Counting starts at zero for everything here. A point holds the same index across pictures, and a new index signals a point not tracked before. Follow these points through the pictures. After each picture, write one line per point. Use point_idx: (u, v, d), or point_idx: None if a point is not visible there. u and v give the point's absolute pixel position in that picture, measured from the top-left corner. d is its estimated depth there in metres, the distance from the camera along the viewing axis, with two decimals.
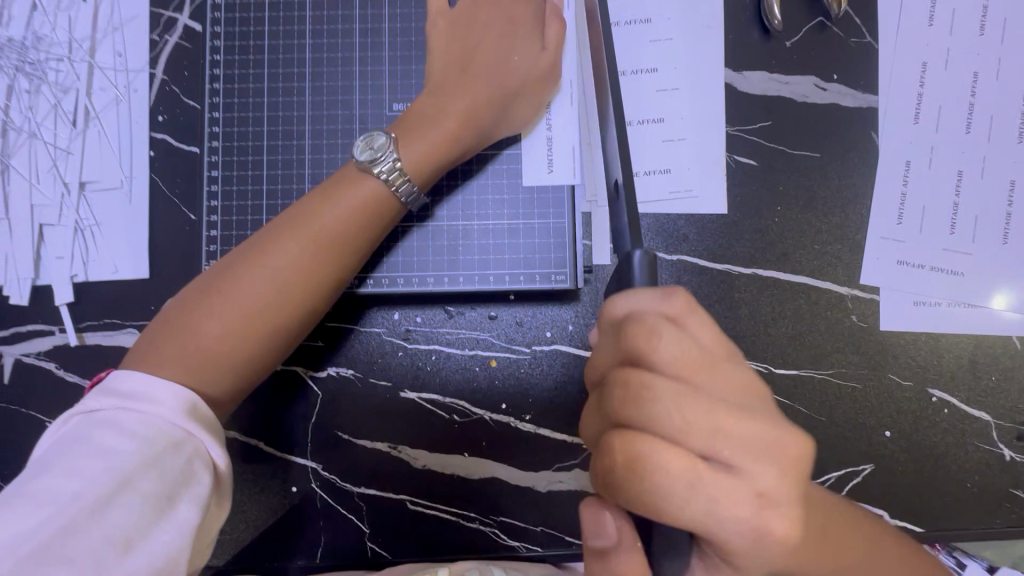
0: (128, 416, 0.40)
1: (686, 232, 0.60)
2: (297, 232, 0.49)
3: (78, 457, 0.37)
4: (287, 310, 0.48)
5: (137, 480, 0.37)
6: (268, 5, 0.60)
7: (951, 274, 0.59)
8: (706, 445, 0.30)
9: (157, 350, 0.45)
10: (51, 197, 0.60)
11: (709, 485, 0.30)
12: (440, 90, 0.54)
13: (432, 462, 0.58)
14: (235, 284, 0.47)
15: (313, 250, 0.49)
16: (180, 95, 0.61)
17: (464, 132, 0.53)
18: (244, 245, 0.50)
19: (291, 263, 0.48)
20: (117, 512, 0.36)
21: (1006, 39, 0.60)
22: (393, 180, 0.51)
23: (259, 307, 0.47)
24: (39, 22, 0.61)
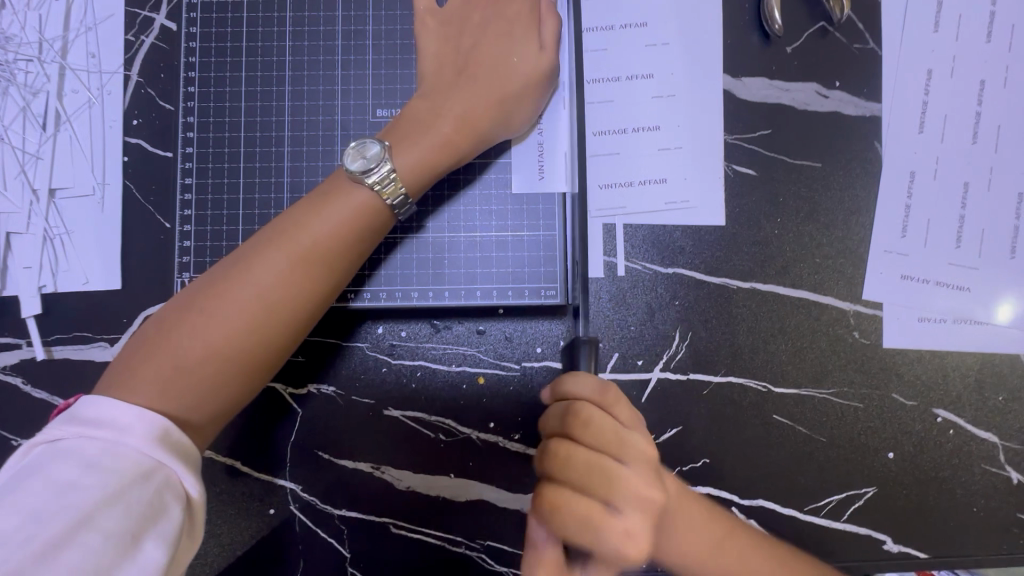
0: (93, 446, 0.38)
1: (682, 244, 0.57)
2: (282, 245, 0.46)
3: (37, 492, 0.35)
4: (270, 327, 0.45)
5: (101, 516, 0.35)
6: (247, 5, 0.57)
7: (956, 290, 0.57)
8: (610, 499, 0.40)
9: (131, 374, 0.43)
10: (18, 204, 0.57)
11: (604, 527, 0.39)
12: (432, 95, 0.52)
13: (417, 483, 0.56)
14: (215, 302, 0.45)
15: (299, 263, 0.46)
16: (155, 98, 0.58)
17: (460, 138, 0.51)
18: (226, 258, 0.48)
19: (275, 278, 0.45)
20: (76, 552, 0.33)
21: (1013, 47, 0.58)
22: (386, 190, 0.48)
23: (241, 325, 0.44)
24: (8, 21, 0.58)
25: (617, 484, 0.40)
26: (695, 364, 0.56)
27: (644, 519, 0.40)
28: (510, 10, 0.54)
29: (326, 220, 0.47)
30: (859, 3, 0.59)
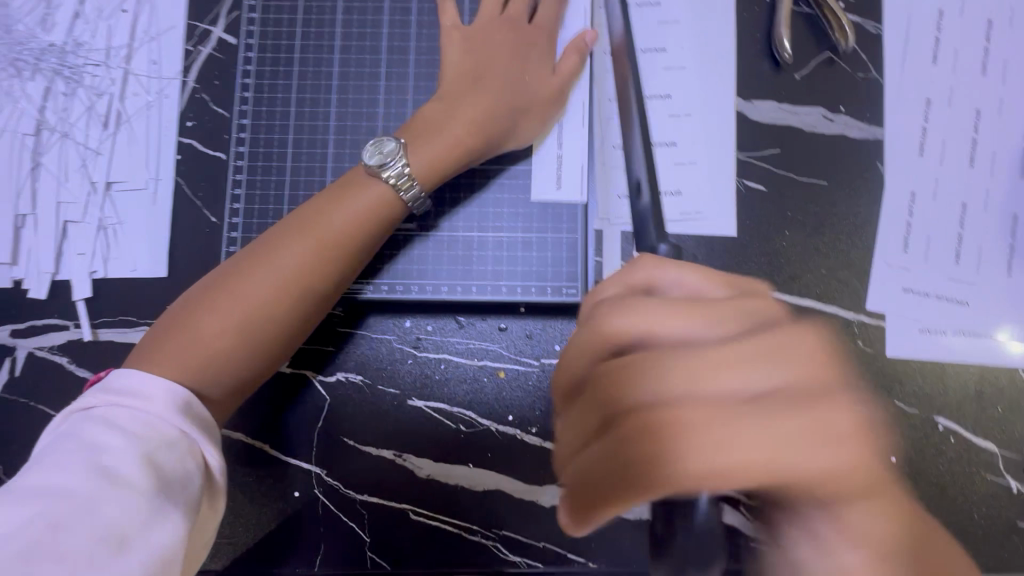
0: (122, 412, 0.40)
1: (695, 252, 0.61)
2: (303, 234, 0.50)
3: (72, 451, 0.38)
4: (288, 308, 0.49)
5: (129, 477, 0.37)
6: (300, 22, 0.63)
7: (955, 304, 0.60)
8: (709, 390, 0.28)
9: (160, 350, 0.46)
10: (77, 195, 0.61)
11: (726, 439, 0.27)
12: (444, 101, 0.57)
13: (437, 472, 0.58)
14: (241, 284, 0.48)
15: (320, 250, 0.50)
16: (209, 103, 0.63)
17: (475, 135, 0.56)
18: (248, 247, 0.52)
19: (298, 263, 0.49)
20: (108, 509, 0.36)
21: (1006, 79, 0.63)
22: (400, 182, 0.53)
23: (264, 305, 0.48)
24: (80, 29, 0.63)
25: (771, 359, 0.29)
26: None
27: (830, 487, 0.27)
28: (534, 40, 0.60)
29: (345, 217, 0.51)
30: (863, 36, 0.64)
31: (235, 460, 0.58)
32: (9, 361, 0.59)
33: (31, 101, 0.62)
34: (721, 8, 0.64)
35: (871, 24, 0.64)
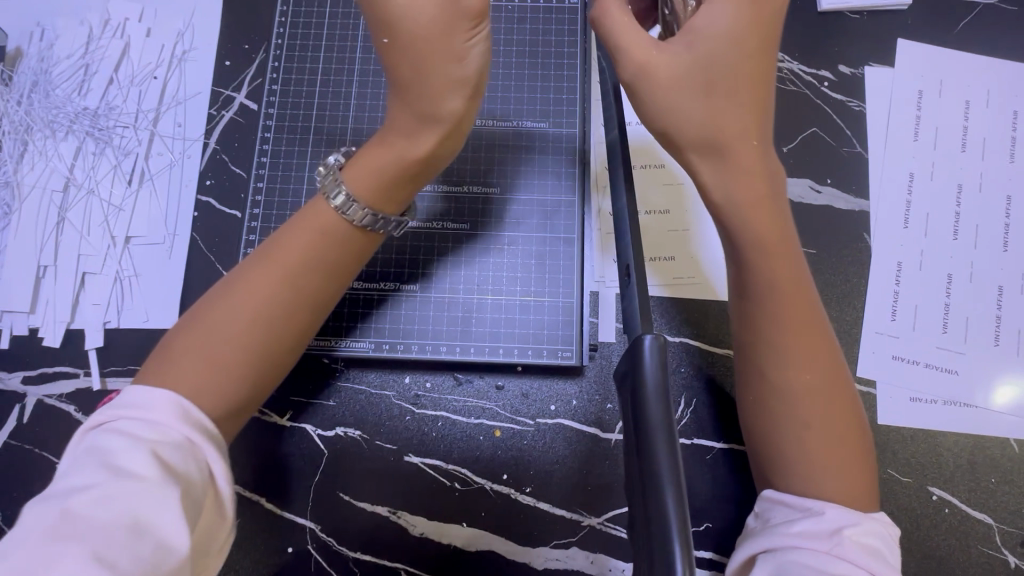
0: (123, 421, 0.39)
1: (688, 316, 0.63)
2: (267, 267, 0.46)
3: (88, 455, 0.37)
4: (262, 355, 0.44)
5: (141, 468, 0.36)
6: (318, 91, 0.67)
7: (945, 372, 0.61)
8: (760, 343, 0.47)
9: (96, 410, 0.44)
10: (97, 249, 0.64)
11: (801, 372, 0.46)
12: (413, 27, 0.43)
13: (430, 530, 0.59)
14: (190, 324, 0.44)
15: (276, 279, 0.45)
16: (227, 163, 0.67)
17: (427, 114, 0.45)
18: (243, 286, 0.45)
19: (261, 301, 0.44)
20: (124, 497, 0.35)
21: (986, 157, 0.66)
22: (349, 211, 0.47)
23: (229, 359, 0.43)
24: (113, 93, 0.68)
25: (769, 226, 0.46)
26: (699, 429, 0.60)
27: (804, 384, 0.46)
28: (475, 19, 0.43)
29: (417, 134, 0.47)
30: (847, 113, 0.68)
31: None
32: (18, 409, 0.61)
33: (63, 159, 0.66)
34: None
35: (855, 103, 0.68)
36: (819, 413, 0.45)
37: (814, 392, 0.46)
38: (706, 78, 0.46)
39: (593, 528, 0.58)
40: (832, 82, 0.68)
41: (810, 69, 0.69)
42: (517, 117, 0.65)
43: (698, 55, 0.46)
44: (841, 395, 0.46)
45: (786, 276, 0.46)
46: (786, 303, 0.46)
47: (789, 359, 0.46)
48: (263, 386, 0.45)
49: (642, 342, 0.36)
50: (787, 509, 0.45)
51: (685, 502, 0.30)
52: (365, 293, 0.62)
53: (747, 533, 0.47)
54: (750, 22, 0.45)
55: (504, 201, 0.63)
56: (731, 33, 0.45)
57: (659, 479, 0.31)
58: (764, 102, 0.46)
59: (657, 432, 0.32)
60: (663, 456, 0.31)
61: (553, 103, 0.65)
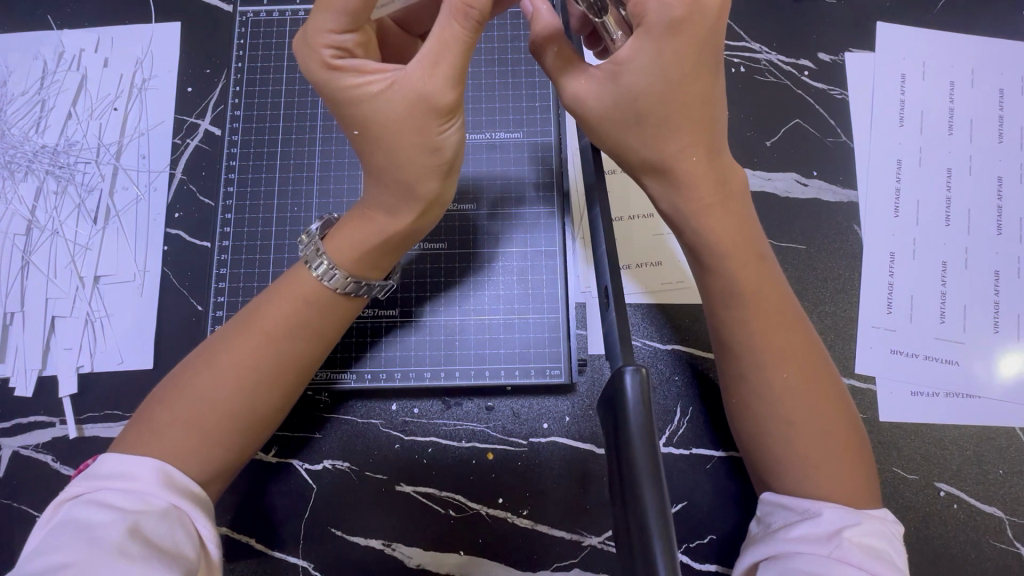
0: (102, 495, 0.39)
1: (678, 322, 0.61)
2: (242, 332, 0.45)
3: (69, 531, 0.36)
4: (238, 420, 0.44)
5: (122, 544, 0.35)
6: (283, 114, 0.65)
7: (945, 363, 0.60)
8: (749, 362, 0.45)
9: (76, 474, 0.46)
10: (65, 291, 0.62)
11: (794, 389, 0.44)
12: (383, 122, 0.41)
13: (426, 560, 0.57)
14: (170, 394, 0.44)
15: (255, 345, 0.45)
16: (195, 194, 0.65)
17: (404, 193, 0.44)
18: (218, 351, 0.45)
19: (239, 366, 0.44)
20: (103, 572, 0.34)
21: (974, 138, 0.64)
22: (329, 279, 0.47)
23: (203, 426, 0.43)
24: (72, 129, 0.66)
25: (738, 243, 0.45)
26: (697, 439, 0.58)
27: (801, 401, 0.44)
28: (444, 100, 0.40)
29: (397, 209, 0.45)
30: (828, 102, 0.66)
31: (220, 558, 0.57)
32: None
33: (24, 202, 0.64)
34: None
35: (837, 91, 0.66)
36: (799, 409, 0.43)
37: (807, 413, 0.44)
38: (634, 114, 0.42)
39: (594, 548, 0.56)
40: (812, 70, 0.66)
41: (788, 59, 0.67)
42: (490, 129, 0.63)
43: (623, 90, 0.41)
44: (822, 400, 0.44)
45: (763, 288, 0.45)
46: (770, 318, 0.45)
47: (783, 377, 0.44)
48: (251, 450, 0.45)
49: (626, 375, 0.34)
50: (786, 511, 0.43)
51: (675, 545, 0.29)
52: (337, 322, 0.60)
53: (751, 539, 0.45)
54: (673, 48, 0.39)
55: (481, 218, 0.61)
56: (651, 64, 0.40)
57: (646, 523, 0.30)
58: (711, 117, 0.42)
59: (642, 473, 0.31)
60: (652, 501, 0.30)
61: (524, 111, 0.63)
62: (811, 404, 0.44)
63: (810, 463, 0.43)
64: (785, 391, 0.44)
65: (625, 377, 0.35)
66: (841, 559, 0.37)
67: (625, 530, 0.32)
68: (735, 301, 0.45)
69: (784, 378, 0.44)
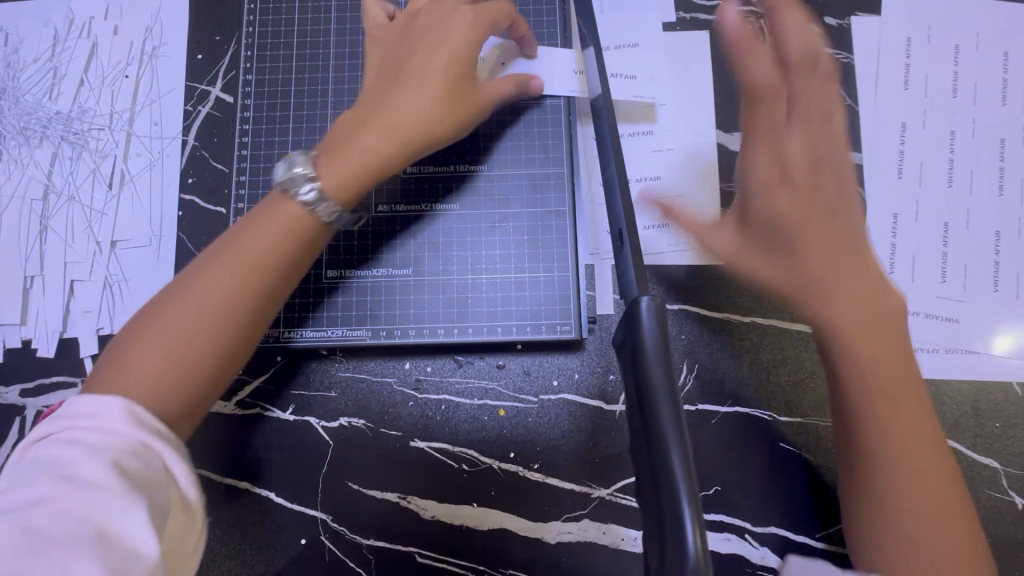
0: (85, 433, 0.40)
1: (685, 282, 0.62)
2: (229, 262, 0.46)
3: (46, 470, 0.39)
4: (228, 348, 0.46)
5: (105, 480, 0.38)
6: (294, 79, 0.65)
7: (946, 321, 0.61)
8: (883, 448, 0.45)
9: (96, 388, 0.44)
10: (83, 255, 0.63)
11: (930, 472, 0.45)
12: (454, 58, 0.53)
13: (441, 512, 0.59)
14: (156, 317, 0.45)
15: (241, 278, 0.46)
16: (209, 159, 0.65)
17: (403, 134, 0.50)
18: (201, 282, 0.46)
19: (232, 297, 0.46)
20: (91, 506, 0.37)
21: (978, 100, 0.65)
22: (318, 209, 0.48)
23: (187, 355, 0.44)
24: (85, 96, 0.66)
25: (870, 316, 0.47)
26: (703, 394, 0.60)
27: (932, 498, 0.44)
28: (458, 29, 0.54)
29: (388, 149, 0.50)
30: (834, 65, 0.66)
31: (241, 511, 0.59)
32: (19, 421, 0.60)
33: (40, 167, 0.65)
34: (698, 45, 0.66)
35: (843, 55, 0.66)
36: (902, 449, 0.45)
37: (951, 500, 0.44)
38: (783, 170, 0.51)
39: (603, 500, 0.58)
40: (819, 34, 0.67)
41: None
42: None
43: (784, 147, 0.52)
44: (940, 484, 0.45)
45: (889, 366, 0.45)
46: (899, 412, 0.45)
47: (925, 467, 0.44)
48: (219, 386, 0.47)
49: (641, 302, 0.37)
50: None
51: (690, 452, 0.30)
52: (348, 282, 0.61)
53: None
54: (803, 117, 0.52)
55: (492, 179, 0.62)
56: (801, 139, 0.51)
57: (661, 434, 0.31)
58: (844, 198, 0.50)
59: (656, 391, 0.33)
60: (667, 413, 0.32)
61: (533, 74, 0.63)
62: (950, 486, 0.45)
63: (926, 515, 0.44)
64: (920, 482, 0.44)
65: (641, 307, 0.37)
66: None
67: (643, 452, 0.34)
68: (861, 383, 0.46)
69: (911, 455, 0.45)
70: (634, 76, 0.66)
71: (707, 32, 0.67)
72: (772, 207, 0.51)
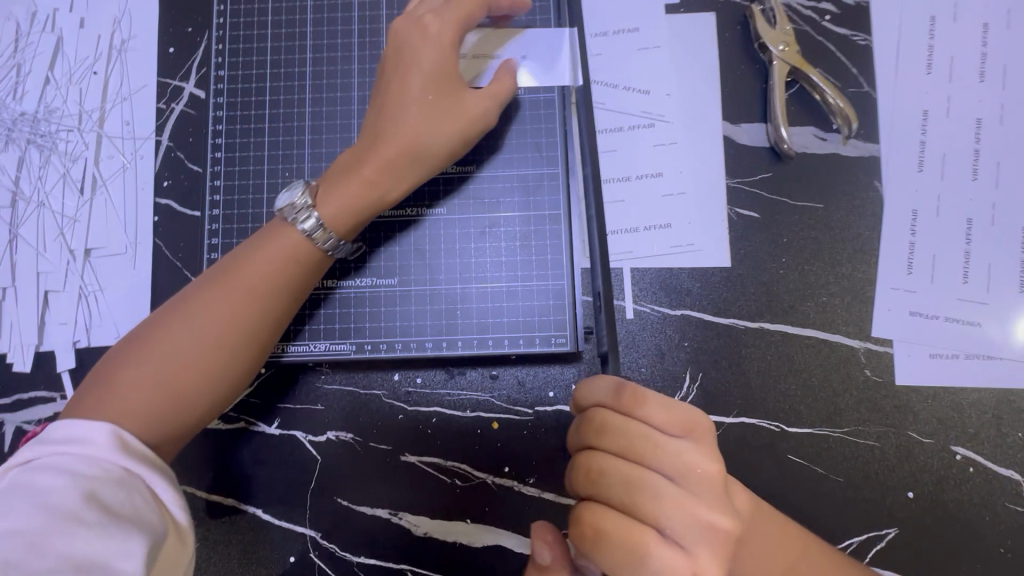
0: (72, 460, 0.40)
1: (688, 286, 0.59)
2: (225, 285, 0.49)
3: (14, 500, 0.37)
4: (224, 371, 0.48)
5: (91, 508, 0.37)
6: (269, 74, 0.61)
7: (967, 325, 0.57)
8: None
9: (82, 409, 0.44)
10: (56, 264, 0.60)
11: None
12: (436, 77, 0.53)
13: (433, 529, 0.57)
14: (150, 339, 0.47)
15: (240, 301, 0.48)
16: (184, 161, 0.62)
17: (405, 160, 0.52)
18: (195, 305, 0.48)
19: (226, 322, 0.48)
20: (67, 541, 0.36)
21: (1007, 85, 0.60)
22: (317, 236, 0.50)
23: (183, 378, 0.46)
24: (51, 95, 0.63)
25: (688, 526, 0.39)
26: (707, 405, 0.57)
27: None
28: (433, 40, 0.53)
29: (388, 179, 0.52)
30: (851, 49, 0.61)
31: (228, 529, 0.57)
32: None
33: (6, 172, 0.61)
34: (703, 29, 0.61)
35: (861, 37, 0.61)
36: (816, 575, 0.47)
37: None
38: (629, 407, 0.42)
39: None
40: (835, 14, 0.61)
41: (809, 2, 0.61)
42: None
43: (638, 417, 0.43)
44: None
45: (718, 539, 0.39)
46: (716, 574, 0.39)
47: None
48: (217, 406, 0.49)
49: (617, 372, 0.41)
50: None
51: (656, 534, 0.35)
52: (331, 292, 0.58)
53: None
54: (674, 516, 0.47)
55: (482, 180, 0.58)
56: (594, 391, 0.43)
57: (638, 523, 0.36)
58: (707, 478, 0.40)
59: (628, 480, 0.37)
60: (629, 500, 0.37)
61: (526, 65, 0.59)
62: None
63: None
64: None
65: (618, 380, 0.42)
66: None
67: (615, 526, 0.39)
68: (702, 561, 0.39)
69: None
70: (634, 66, 0.61)
71: (712, 14, 0.62)
72: (659, 475, 0.40)
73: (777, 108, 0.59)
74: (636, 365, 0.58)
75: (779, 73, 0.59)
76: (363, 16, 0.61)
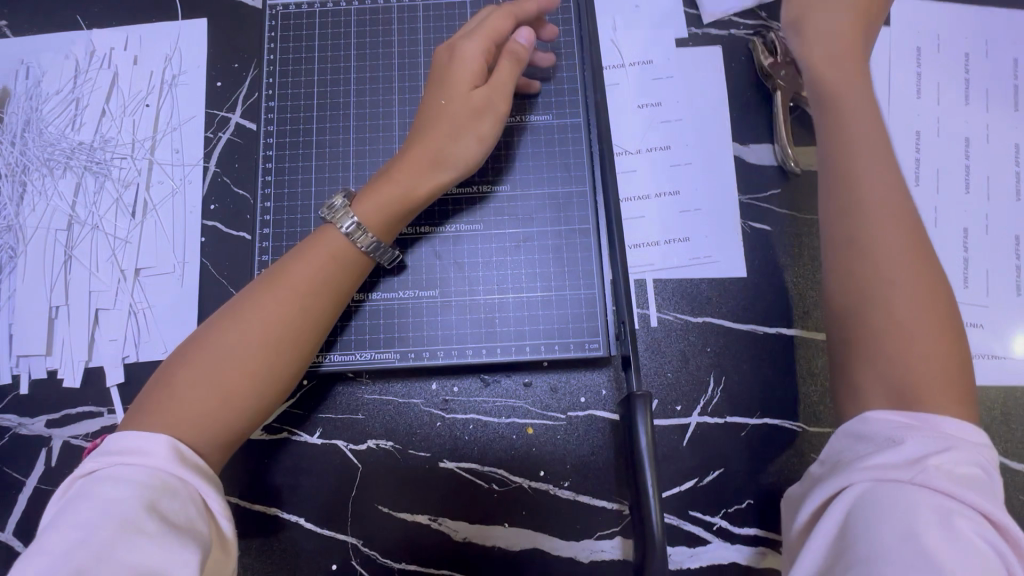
0: (132, 471, 0.41)
1: (709, 294, 0.62)
2: (274, 288, 0.50)
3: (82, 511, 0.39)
4: (274, 370, 0.49)
5: (148, 518, 0.38)
6: (317, 104, 0.65)
7: (971, 327, 0.61)
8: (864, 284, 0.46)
9: (141, 417, 0.45)
10: (108, 284, 0.64)
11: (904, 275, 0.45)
12: (458, 84, 0.56)
13: (472, 534, 0.58)
14: (204, 343, 0.48)
15: (289, 301, 0.50)
16: (230, 185, 0.66)
17: (429, 160, 0.55)
18: (246, 307, 0.50)
19: (277, 321, 0.49)
20: (128, 546, 0.37)
21: (990, 107, 0.66)
22: (357, 238, 0.53)
23: (236, 378, 0.47)
24: (107, 125, 0.67)
25: None
26: (732, 407, 0.60)
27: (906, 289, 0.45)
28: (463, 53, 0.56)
29: (415, 176, 0.55)
30: None
31: (271, 537, 0.59)
32: (45, 453, 0.60)
33: (64, 198, 0.65)
34: (712, 60, 0.67)
35: None
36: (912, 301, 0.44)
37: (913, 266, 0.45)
38: None
39: None
40: None
41: None
42: (521, 113, 0.64)
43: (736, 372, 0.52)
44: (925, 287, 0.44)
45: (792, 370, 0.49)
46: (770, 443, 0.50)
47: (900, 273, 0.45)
48: (266, 410, 0.49)
49: (635, 406, 0.49)
50: (864, 445, 0.41)
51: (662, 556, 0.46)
52: (360, 305, 0.61)
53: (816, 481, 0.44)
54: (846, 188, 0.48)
55: (514, 199, 0.62)
56: None
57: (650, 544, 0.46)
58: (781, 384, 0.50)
59: (649, 506, 0.47)
60: (654, 521, 0.46)
61: (555, 94, 0.64)
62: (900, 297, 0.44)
63: (888, 349, 0.43)
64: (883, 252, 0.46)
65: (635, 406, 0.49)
66: (927, 484, 0.36)
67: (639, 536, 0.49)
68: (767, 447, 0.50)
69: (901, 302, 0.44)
70: (652, 91, 0.67)
71: (721, 47, 0.67)
72: None
73: (783, 129, 0.64)
74: (663, 370, 0.61)
75: (783, 99, 0.65)
76: (402, 52, 0.66)
